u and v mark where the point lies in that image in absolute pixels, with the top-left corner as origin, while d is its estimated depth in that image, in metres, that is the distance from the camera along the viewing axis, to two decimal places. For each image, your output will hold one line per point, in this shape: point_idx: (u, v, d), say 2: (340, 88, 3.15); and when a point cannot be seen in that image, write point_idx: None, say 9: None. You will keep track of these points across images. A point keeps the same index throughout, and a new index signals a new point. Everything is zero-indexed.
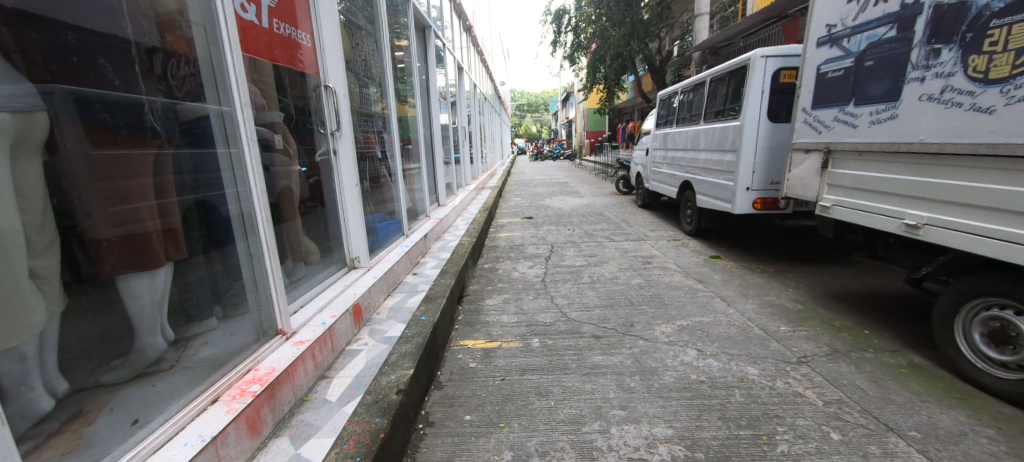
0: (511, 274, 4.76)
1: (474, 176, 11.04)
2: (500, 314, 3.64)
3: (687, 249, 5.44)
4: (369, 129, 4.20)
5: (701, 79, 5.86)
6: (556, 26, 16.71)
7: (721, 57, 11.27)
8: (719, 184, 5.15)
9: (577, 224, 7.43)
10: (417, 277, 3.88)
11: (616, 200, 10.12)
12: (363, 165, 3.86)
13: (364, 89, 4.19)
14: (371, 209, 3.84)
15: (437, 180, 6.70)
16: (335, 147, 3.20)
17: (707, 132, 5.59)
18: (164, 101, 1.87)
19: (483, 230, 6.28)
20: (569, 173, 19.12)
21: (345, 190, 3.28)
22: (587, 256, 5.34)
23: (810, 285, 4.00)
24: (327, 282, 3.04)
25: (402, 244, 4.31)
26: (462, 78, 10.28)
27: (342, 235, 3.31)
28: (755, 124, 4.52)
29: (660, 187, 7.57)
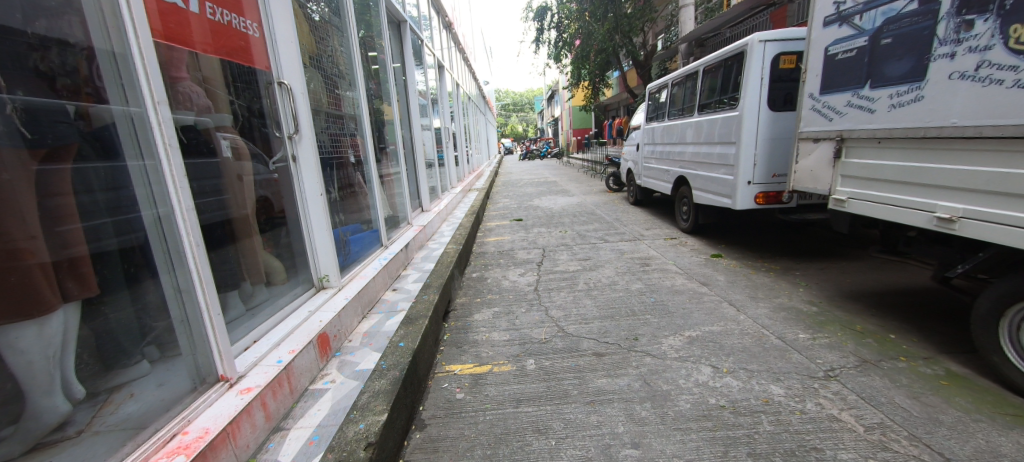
0: (501, 284, 4.42)
1: (460, 178, 10.66)
2: (490, 332, 3.29)
3: (685, 248, 5.15)
4: (338, 132, 3.81)
5: (689, 71, 5.66)
6: (539, 23, 16.43)
7: (708, 49, 11.07)
8: (717, 179, 4.87)
9: (569, 225, 7.12)
10: (397, 294, 3.51)
11: (607, 198, 9.83)
12: (332, 171, 3.48)
13: (331, 88, 3.80)
14: (343, 220, 3.46)
15: (420, 184, 6.32)
16: (294, 152, 2.80)
17: (700, 124, 5.30)
18: (26, 97, 1.36)
19: (470, 236, 5.93)
20: (558, 172, 18.83)
21: (308, 201, 2.89)
22: (582, 260, 5.02)
23: (821, 284, 3.72)
24: (289, 308, 2.66)
25: (380, 256, 3.92)
26: (444, 78, 9.90)
27: (307, 252, 2.93)
28: (755, 113, 4.24)
29: (652, 183, 7.30)
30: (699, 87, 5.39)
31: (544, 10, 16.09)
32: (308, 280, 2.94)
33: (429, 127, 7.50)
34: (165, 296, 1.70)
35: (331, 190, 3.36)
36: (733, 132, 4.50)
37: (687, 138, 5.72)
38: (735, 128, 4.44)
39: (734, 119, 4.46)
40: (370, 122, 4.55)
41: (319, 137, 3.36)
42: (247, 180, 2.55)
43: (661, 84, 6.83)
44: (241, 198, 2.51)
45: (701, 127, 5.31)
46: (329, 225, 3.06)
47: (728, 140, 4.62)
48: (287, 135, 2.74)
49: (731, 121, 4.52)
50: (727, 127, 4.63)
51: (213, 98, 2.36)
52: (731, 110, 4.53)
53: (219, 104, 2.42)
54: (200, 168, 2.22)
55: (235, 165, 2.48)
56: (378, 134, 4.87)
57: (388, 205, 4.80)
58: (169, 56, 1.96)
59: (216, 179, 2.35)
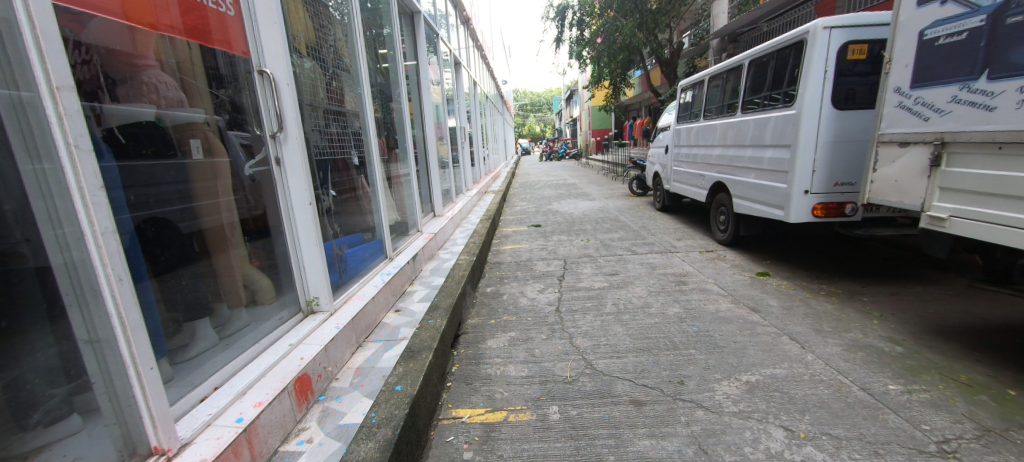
0: (518, 302, 3.94)
1: (475, 180, 10.21)
2: (505, 365, 2.82)
3: (725, 264, 4.59)
4: (337, 131, 3.37)
5: (732, 64, 5.06)
6: (559, 21, 15.92)
7: (741, 45, 10.36)
8: (764, 187, 4.30)
9: (591, 232, 6.60)
10: (399, 317, 3.04)
11: (630, 203, 9.22)
12: (325, 175, 3.04)
13: (330, 81, 3.37)
14: (338, 231, 3.02)
15: (432, 188, 5.88)
16: (278, 154, 2.36)
17: (745, 125, 4.73)
18: None
19: (485, 244, 5.47)
20: (577, 174, 18.22)
21: (295, 210, 2.44)
22: (608, 275, 4.50)
23: (899, 316, 3.15)
24: (268, 340, 2.24)
25: (384, 270, 3.47)
26: (461, 75, 9.48)
27: (293, 270, 2.50)
28: (815, 112, 3.67)
29: (683, 189, 6.71)
30: (743, 83, 4.82)
31: (566, 8, 15.71)
32: (294, 302, 2.51)
33: (443, 127, 7.07)
34: (79, 347, 1.27)
35: (325, 197, 2.91)
36: (787, 134, 3.93)
37: (726, 140, 5.15)
38: (790, 129, 3.86)
39: (788, 119, 3.90)
40: (376, 120, 4.11)
41: (312, 136, 2.92)
42: (225, 185, 2.26)
43: (695, 81, 6.24)
44: (215, 205, 2.21)
45: (745, 128, 4.74)
46: (321, 239, 2.61)
47: (780, 143, 4.05)
48: (269, 133, 2.31)
49: (785, 122, 3.94)
50: (780, 129, 4.06)
51: (190, 94, 2.13)
52: (785, 109, 3.97)
53: (201, 103, 2.19)
54: (157, 171, 1.94)
55: (211, 168, 2.19)
56: (385, 134, 4.44)
57: (394, 211, 4.36)
58: (116, 38, 1.73)
59: (184, 184, 2.07)
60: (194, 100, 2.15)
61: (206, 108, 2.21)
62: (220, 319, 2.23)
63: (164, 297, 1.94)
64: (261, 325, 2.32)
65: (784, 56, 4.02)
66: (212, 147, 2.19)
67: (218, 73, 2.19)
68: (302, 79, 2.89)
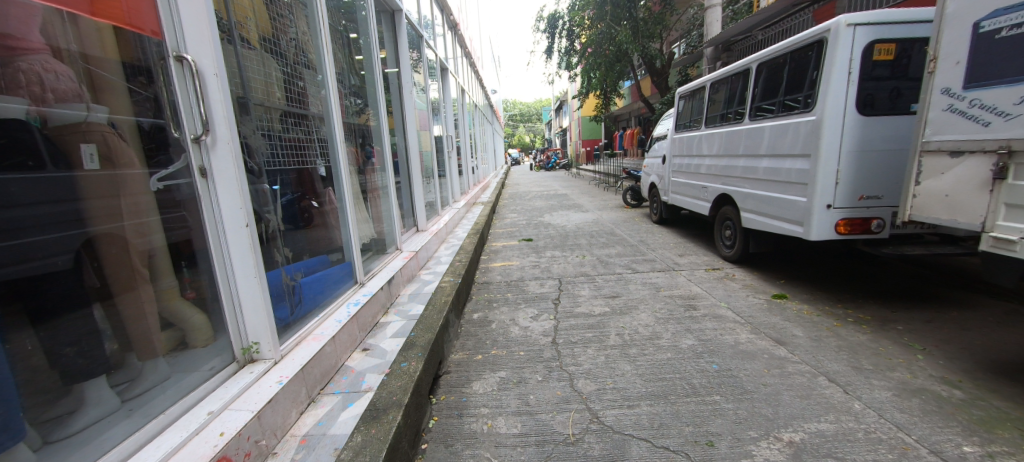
0: (509, 331, 3.45)
1: (463, 191, 9.75)
2: (494, 418, 2.33)
3: (736, 284, 4.18)
4: (297, 136, 2.89)
5: (738, 68, 4.71)
6: (550, 30, 15.74)
7: (735, 53, 10.13)
8: (778, 201, 3.93)
9: (586, 247, 6.17)
10: (366, 359, 2.53)
11: (625, 215, 8.83)
12: (276, 187, 2.56)
13: (288, 78, 2.88)
14: (290, 255, 2.51)
15: (414, 201, 5.40)
16: (204, 163, 1.83)
17: (755, 133, 4.35)
18: None
19: (473, 262, 4.99)
20: (568, 184, 17.88)
21: (228, 235, 1.91)
22: (608, 298, 4.05)
23: (947, 350, 2.74)
24: (184, 404, 1.71)
25: (353, 298, 2.97)
26: (448, 83, 9.08)
27: (226, 309, 1.94)
28: (838, 118, 3.31)
29: (683, 201, 6.34)
30: (752, 88, 4.46)
31: (555, 18, 15.56)
32: (229, 350, 1.97)
33: (428, 135, 6.63)
34: None
35: (272, 215, 2.41)
36: (806, 142, 3.55)
37: (733, 149, 4.77)
38: (810, 137, 3.48)
39: (807, 126, 3.52)
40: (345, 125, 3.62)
41: (258, 142, 2.45)
42: (145, 200, 1.76)
43: (696, 87, 5.89)
44: (116, 230, 1.69)
45: (755, 137, 4.36)
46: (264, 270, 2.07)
47: (798, 153, 3.67)
48: (189, 137, 1.78)
49: (804, 129, 3.57)
50: (797, 137, 3.69)
51: (101, 90, 1.66)
52: (804, 115, 3.60)
53: (119, 103, 1.71)
54: (23, 188, 1.43)
55: (111, 182, 1.68)
56: (358, 142, 3.96)
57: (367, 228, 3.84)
58: None
59: (71, 203, 1.58)
60: (105, 97, 1.67)
61: (126, 110, 1.73)
62: (120, 377, 1.70)
63: (27, 357, 1.44)
64: (179, 381, 1.79)
65: (800, 58, 3.66)
66: (117, 157, 1.69)
67: (144, 66, 1.71)
68: (246, 73, 2.44)
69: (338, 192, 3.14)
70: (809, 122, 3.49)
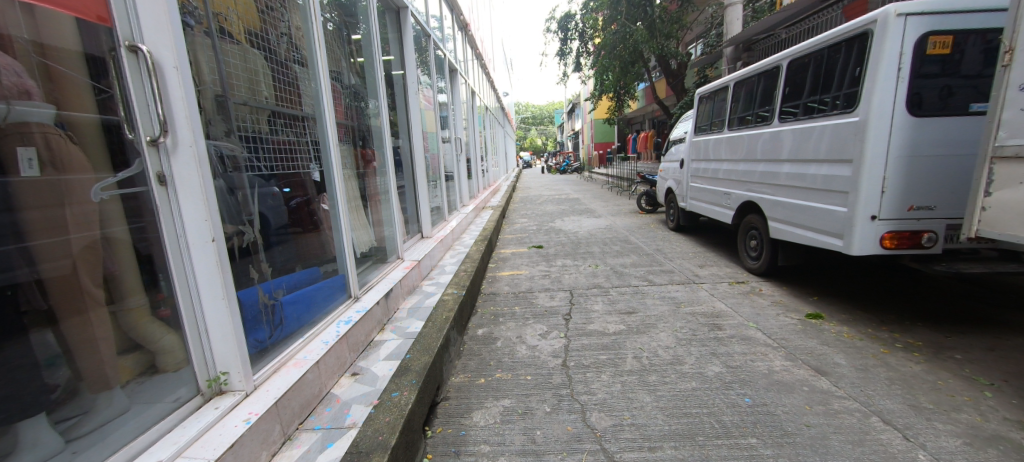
0: (515, 351, 3.17)
1: (472, 195, 9.51)
2: (496, 458, 2.04)
3: (764, 301, 3.86)
4: (286, 138, 2.67)
5: (764, 66, 4.38)
6: (562, 32, 15.51)
7: (756, 54, 9.73)
8: (813, 211, 3.59)
9: (599, 256, 5.86)
10: (355, 386, 2.27)
11: (639, 221, 8.48)
12: (255, 193, 2.35)
13: (278, 76, 2.65)
14: (271, 270, 2.28)
15: (419, 206, 5.17)
16: (162, 169, 1.58)
17: (782, 136, 4.02)
18: None
19: (479, 271, 4.73)
20: (580, 188, 17.55)
21: (190, 251, 1.66)
22: (624, 314, 3.74)
23: (1020, 386, 2.37)
24: (130, 451, 1.45)
25: (345, 315, 2.72)
26: (457, 84, 8.88)
27: (189, 335, 1.69)
28: (885, 119, 2.97)
29: (702, 208, 5.99)
30: (781, 87, 4.13)
31: (568, 19, 15.29)
32: (193, 380, 1.72)
33: (435, 138, 6.39)
34: None
35: (249, 226, 2.18)
36: (847, 146, 3.22)
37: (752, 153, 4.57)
38: (848, 140, 3.20)
39: (850, 128, 3.18)
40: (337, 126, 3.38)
41: (235, 147, 2.24)
42: (112, 208, 1.50)
43: (716, 87, 5.55)
44: (58, 245, 1.39)
45: (783, 140, 4.03)
46: (234, 291, 1.81)
47: (837, 158, 3.32)
48: (144, 139, 1.53)
49: (845, 132, 3.23)
50: (835, 140, 3.35)
51: (58, 85, 1.39)
52: (844, 116, 3.26)
53: (80, 100, 1.44)
54: None
55: (53, 189, 1.37)
56: (354, 145, 3.73)
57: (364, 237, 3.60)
58: None
59: (5, 214, 1.25)
60: (63, 94, 1.40)
61: (88, 108, 1.45)
62: (67, 412, 1.43)
63: None
64: (138, 414, 1.56)
65: (843, 52, 3.31)
66: (62, 160, 1.39)
67: (100, 57, 1.45)
68: (226, 69, 2.24)
69: (331, 199, 2.90)
70: (851, 123, 3.15)
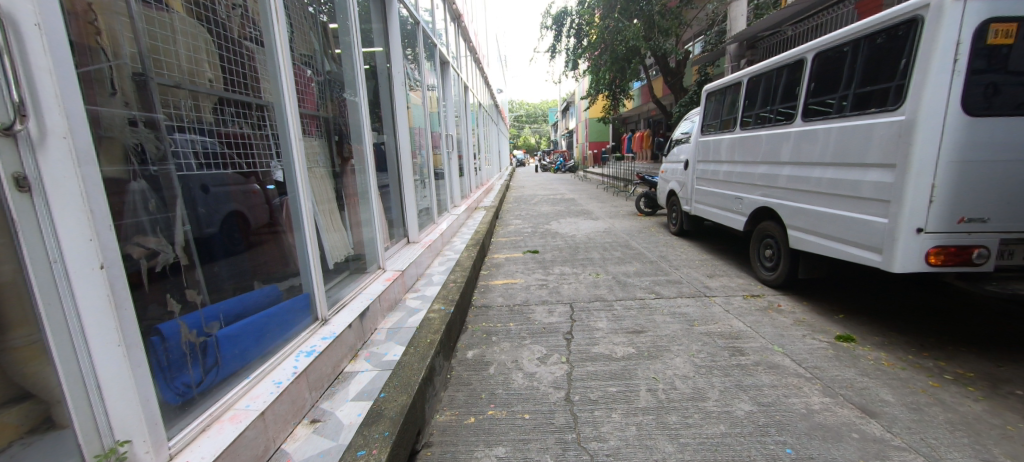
0: (510, 380, 2.75)
1: (464, 195, 9.06)
2: None
3: (786, 320, 3.49)
4: (240, 130, 2.22)
5: (786, 59, 4.00)
6: (558, 28, 15.11)
7: (759, 51, 9.40)
8: (846, 222, 3.23)
9: (600, 263, 5.46)
10: (312, 440, 1.84)
11: (639, 224, 8.10)
12: (187, 195, 1.92)
13: (227, 53, 2.18)
14: (202, 297, 1.83)
15: (405, 209, 4.72)
16: (21, 170, 1.10)
17: (806, 137, 3.69)
18: None
19: (470, 281, 4.30)
20: (575, 187, 17.16)
21: (70, 281, 1.19)
22: (631, 334, 3.34)
23: None
24: None
25: (310, 342, 2.29)
26: (449, 78, 8.42)
27: (69, 392, 1.19)
28: (938, 118, 2.60)
29: (708, 213, 5.62)
30: (807, 82, 3.75)
31: (564, 15, 14.86)
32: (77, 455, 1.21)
33: (424, 134, 5.94)
34: None
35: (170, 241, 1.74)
36: (864, 148, 3.09)
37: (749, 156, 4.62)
38: (855, 141, 3.17)
39: (892, 128, 2.82)
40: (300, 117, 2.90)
41: (160, 140, 1.80)
42: None
43: (728, 83, 5.16)
44: None
45: (806, 141, 3.70)
46: (137, 331, 1.36)
47: (877, 162, 2.96)
48: None
49: (880, 133, 2.95)
50: (874, 141, 2.99)
51: None
52: (878, 115, 2.97)
53: None
54: None
55: None
56: (328, 139, 3.28)
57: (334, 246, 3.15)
58: None
59: None
60: None
61: None
62: None
63: None
64: None
65: (891, 38, 2.91)
66: None
67: None
68: (147, 42, 1.79)
69: (293, 202, 2.44)
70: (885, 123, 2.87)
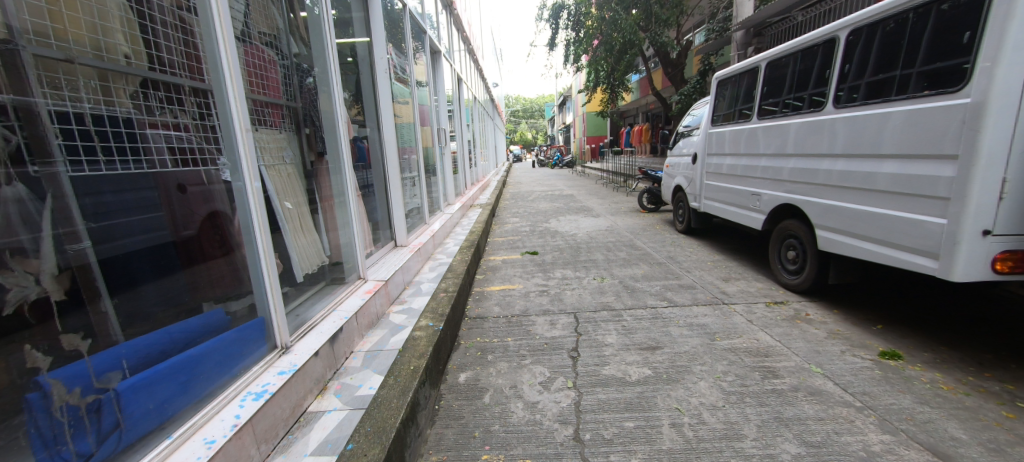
0: (508, 412, 2.34)
1: (459, 193, 8.65)
2: None
3: (818, 332, 3.11)
4: (168, 121, 1.84)
5: (816, 38, 3.58)
6: (554, 20, 14.66)
7: (766, 37, 9.00)
8: (891, 221, 2.84)
9: (604, 266, 5.07)
10: None
11: (643, 221, 7.68)
12: (86, 203, 1.62)
13: (148, 16, 1.76)
14: (87, 343, 1.46)
15: (391, 210, 4.29)
16: None
17: (827, 126, 3.37)
18: None
19: (463, 289, 3.90)
20: (574, 183, 16.74)
21: None
22: (645, 351, 2.94)
23: None
24: None
25: (268, 377, 1.88)
26: (440, 68, 7.96)
27: None
28: (1011, 100, 2.21)
29: (720, 210, 5.22)
30: (840, 63, 3.34)
31: (560, 7, 14.32)
32: None
33: (414, 128, 5.52)
34: None
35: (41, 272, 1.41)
36: (877, 137, 2.94)
37: (751, 148, 4.47)
38: (867, 133, 3.01)
39: (944, 112, 2.47)
40: (253, 105, 2.44)
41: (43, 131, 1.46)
42: None
43: (745, 68, 4.74)
44: None
45: (826, 132, 3.39)
46: None
47: (919, 153, 2.64)
48: None
49: (901, 120, 2.75)
50: (921, 130, 2.63)
51: None
52: (898, 102, 2.80)
53: None
54: None
55: None
56: (294, 133, 2.86)
57: (301, 255, 2.72)
58: None
59: None
60: None
61: None
62: None
63: None
64: None
65: (952, 8, 2.50)
66: None
67: None
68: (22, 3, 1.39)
69: (240, 203, 1.91)
70: (903, 109, 2.72)
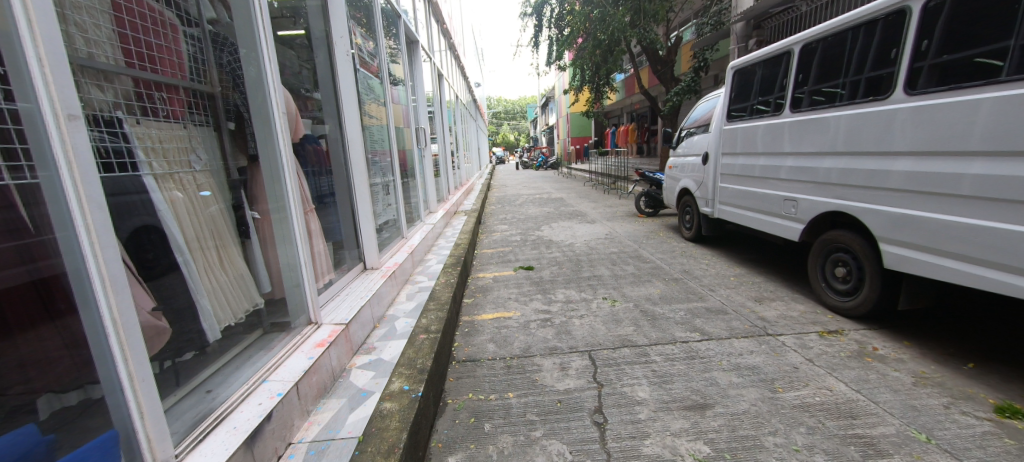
0: None
1: (442, 199, 7.88)
2: None
3: (901, 377, 2.46)
4: None
5: (877, 12, 2.97)
6: (538, 17, 14.00)
7: (766, 32, 8.50)
8: (996, 238, 2.28)
9: (613, 283, 4.38)
10: None
11: (644, 228, 7.01)
12: None
13: None
14: None
15: (359, 224, 3.50)
16: None
17: (898, 119, 2.78)
18: None
19: (450, 323, 3.14)
20: (562, 185, 16.12)
21: None
22: (693, 411, 2.23)
23: None
24: None
25: None
26: (417, 63, 7.12)
27: None
28: None
29: (741, 216, 4.58)
30: (913, 41, 2.73)
31: (543, 3, 13.67)
32: None
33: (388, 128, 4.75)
34: None
35: None
36: (906, 134, 2.74)
37: (776, 147, 3.94)
38: (894, 129, 2.81)
39: (962, 108, 2.40)
40: (133, 86, 1.68)
41: None
42: None
43: (772, 55, 4.11)
44: None
45: (886, 126, 2.86)
46: None
47: (934, 150, 2.57)
48: None
49: (974, 111, 2.33)
50: None
51: None
52: (949, 93, 2.50)
53: None
54: None
55: None
56: (210, 129, 2.09)
57: (214, 300, 1.94)
58: None
59: None
60: None
61: None
62: None
63: None
64: None
65: None
66: None
67: None
68: None
69: (60, 232, 1.12)
70: (972, 100, 2.34)
